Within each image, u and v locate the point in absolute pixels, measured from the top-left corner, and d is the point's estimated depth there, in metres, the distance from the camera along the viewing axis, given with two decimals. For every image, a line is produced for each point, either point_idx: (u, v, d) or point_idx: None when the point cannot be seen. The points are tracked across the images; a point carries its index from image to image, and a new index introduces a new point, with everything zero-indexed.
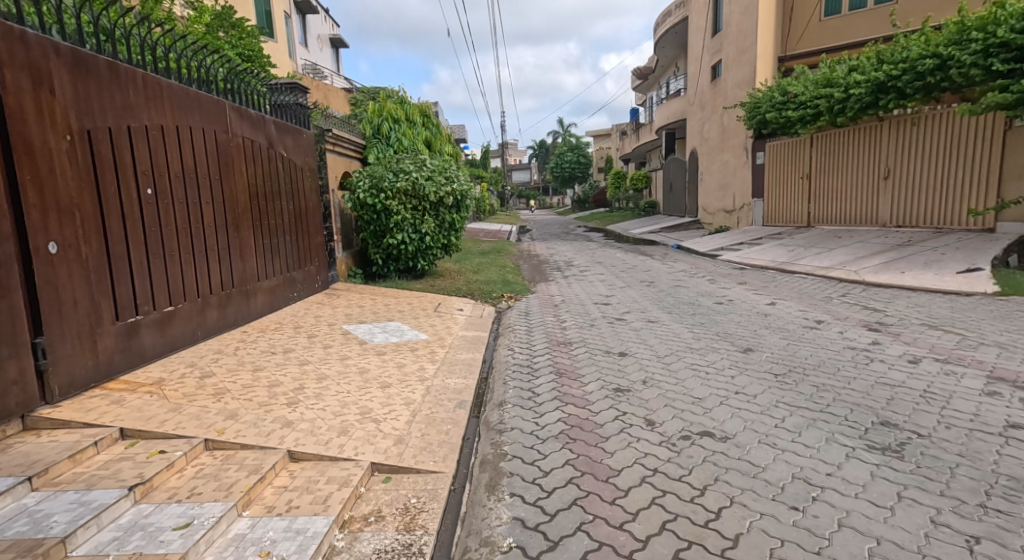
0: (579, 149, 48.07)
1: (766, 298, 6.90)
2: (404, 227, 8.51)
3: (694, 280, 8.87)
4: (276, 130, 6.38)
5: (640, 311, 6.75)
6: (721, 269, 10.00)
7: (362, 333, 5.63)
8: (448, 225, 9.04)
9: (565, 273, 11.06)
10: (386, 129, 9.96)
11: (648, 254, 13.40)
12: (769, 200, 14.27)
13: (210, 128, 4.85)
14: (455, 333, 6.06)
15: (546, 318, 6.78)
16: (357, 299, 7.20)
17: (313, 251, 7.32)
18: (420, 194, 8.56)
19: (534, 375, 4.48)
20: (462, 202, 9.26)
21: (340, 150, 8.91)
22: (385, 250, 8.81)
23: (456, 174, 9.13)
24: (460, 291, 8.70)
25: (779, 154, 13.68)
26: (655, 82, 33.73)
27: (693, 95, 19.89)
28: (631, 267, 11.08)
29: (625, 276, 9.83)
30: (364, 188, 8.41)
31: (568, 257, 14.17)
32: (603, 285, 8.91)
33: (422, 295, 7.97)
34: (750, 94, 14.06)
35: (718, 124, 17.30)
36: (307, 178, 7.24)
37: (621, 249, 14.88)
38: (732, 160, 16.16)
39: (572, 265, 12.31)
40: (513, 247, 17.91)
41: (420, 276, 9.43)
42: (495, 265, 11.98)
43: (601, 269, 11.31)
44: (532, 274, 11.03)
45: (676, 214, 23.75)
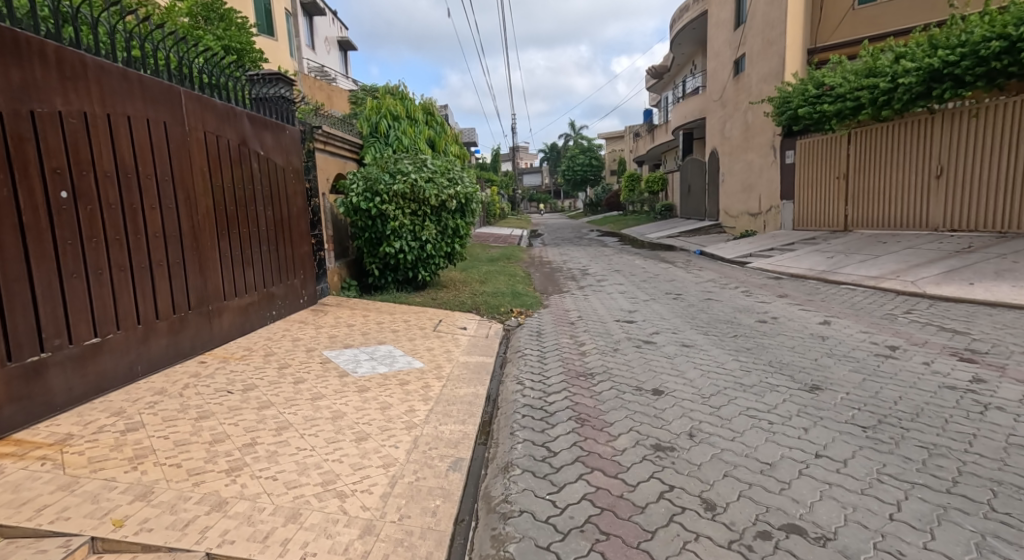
0: (590, 151, 47.03)
1: (818, 316, 5.96)
2: (402, 234, 7.71)
3: (726, 293, 7.93)
4: (251, 124, 5.54)
5: (669, 332, 5.84)
6: (755, 279, 9.03)
7: (345, 362, 4.77)
8: (450, 231, 8.22)
9: (580, 283, 10.16)
10: (384, 127, 9.15)
11: (669, 261, 12.43)
12: (802, 201, 13.24)
13: (159, 120, 4.04)
14: (455, 360, 5.18)
15: (560, 339, 5.91)
16: (346, 316, 6.36)
17: (297, 262, 6.48)
18: (421, 198, 7.74)
19: (549, 422, 3.59)
20: (467, 206, 8.43)
21: (333, 150, 8.10)
22: (381, 260, 8.00)
23: (459, 175, 8.29)
24: (465, 305, 7.84)
25: (813, 152, 12.68)
26: (670, 82, 32.72)
27: (714, 92, 18.92)
28: (653, 277, 10.14)
29: (647, 287, 8.91)
30: (358, 192, 7.59)
31: (582, 264, 13.25)
32: (624, 298, 8.00)
33: (420, 311, 7.11)
34: (779, 88, 13.15)
35: (741, 122, 16.33)
36: (292, 180, 6.43)
37: (639, 256, 13.93)
38: (759, 160, 15.17)
39: (588, 274, 11.39)
40: (523, 253, 17.04)
41: (420, 288, 8.61)
42: (503, 275, 11.09)
43: (620, 278, 10.37)
44: (544, 285, 10.13)
45: (694, 218, 22.71)
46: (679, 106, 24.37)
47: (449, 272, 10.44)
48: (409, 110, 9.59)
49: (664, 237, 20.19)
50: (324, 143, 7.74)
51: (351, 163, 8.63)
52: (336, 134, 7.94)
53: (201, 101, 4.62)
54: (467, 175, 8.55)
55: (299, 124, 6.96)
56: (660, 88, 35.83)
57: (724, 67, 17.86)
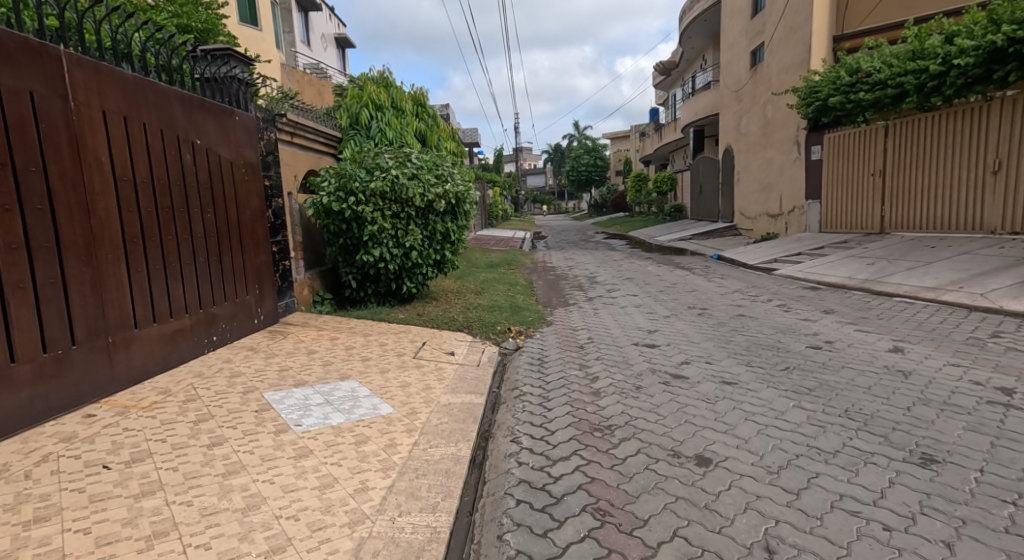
0: (596, 151, 45.91)
1: (881, 341, 4.89)
2: (383, 240, 6.66)
3: (757, 308, 6.86)
4: (185, 108, 4.45)
5: (700, 360, 4.79)
6: (787, 290, 7.96)
7: (289, 411, 3.73)
8: (439, 235, 7.18)
9: (588, 293, 9.09)
10: (366, 118, 8.11)
11: (684, 267, 11.37)
12: (832, 202, 12.10)
13: (19, 91, 3.01)
14: (434, 401, 4.15)
15: (568, 368, 4.86)
16: (309, 340, 5.32)
17: (252, 274, 5.39)
18: (404, 198, 6.67)
19: (556, 519, 2.51)
20: (458, 207, 7.38)
21: (307, 143, 7.07)
22: (360, 269, 6.95)
23: (449, 171, 7.24)
24: (456, 321, 6.77)
25: (846, 146, 11.53)
26: (679, 78, 31.62)
27: (729, 85, 17.84)
28: (669, 286, 9.06)
29: (664, 299, 7.86)
30: (330, 190, 6.52)
31: (590, 270, 12.19)
32: (640, 314, 6.94)
33: (399, 331, 6.05)
34: (806, 77, 12.17)
35: (761, 115, 15.25)
36: (245, 177, 5.37)
37: (651, 261, 12.87)
38: (782, 156, 14.07)
39: (596, 282, 10.31)
40: (526, 257, 15.99)
41: (405, 301, 7.57)
42: (502, 283, 10.00)
43: (632, 287, 9.32)
44: (548, 295, 9.06)
45: (707, 219, 21.58)
46: (690, 102, 23.26)
47: (443, 281, 9.37)
48: (395, 99, 8.55)
49: (676, 240, 19.05)
50: (296, 133, 6.71)
51: (329, 159, 7.59)
52: (310, 124, 6.90)
53: (102, 73, 3.58)
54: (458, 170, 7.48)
55: (258, 110, 5.87)
56: (668, 84, 34.69)
57: (741, 57, 16.79)
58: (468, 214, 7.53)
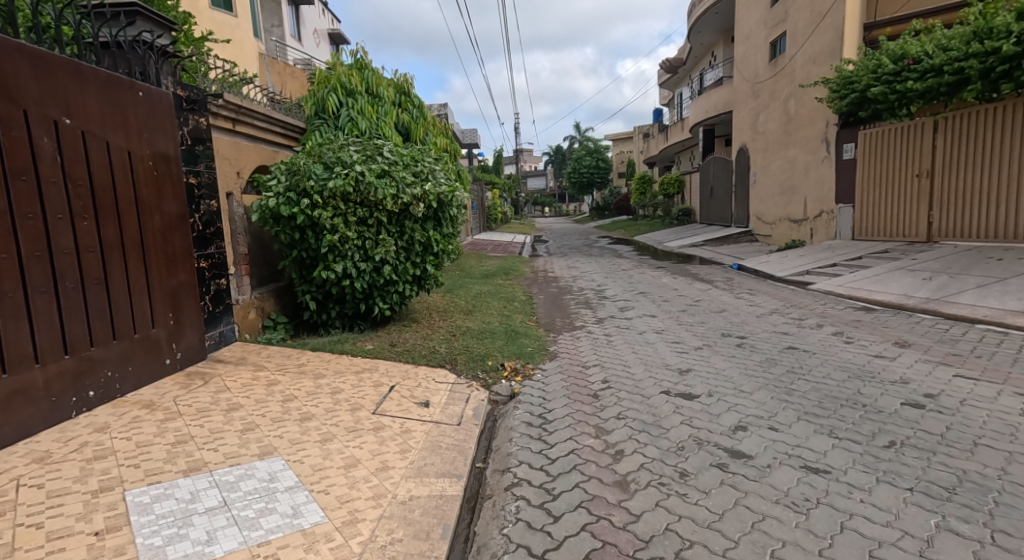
0: (599, 152, 44.62)
1: (1004, 399, 3.62)
2: (346, 252, 5.43)
3: (808, 338, 5.58)
4: (42, 72, 3.18)
5: (759, 425, 3.51)
6: (836, 312, 6.68)
7: (150, 528, 2.44)
8: (419, 245, 5.92)
9: (598, 311, 7.80)
10: (334, 105, 6.81)
11: (703, 280, 10.11)
12: (867, 206, 10.94)
13: None
14: (390, 495, 2.90)
15: (580, 432, 3.58)
16: (239, 389, 4.06)
17: (167, 299, 4.13)
18: (372, 201, 5.40)
19: None
20: (441, 210, 6.12)
21: (259, 133, 5.81)
22: (319, 286, 5.70)
23: (431, 166, 5.97)
24: (438, 354, 5.48)
25: (890, 144, 10.32)
26: (686, 76, 30.43)
27: (746, 80, 16.64)
28: (692, 304, 7.79)
29: (689, 323, 6.59)
30: (278, 190, 5.23)
31: (597, 281, 10.92)
32: (664, 345, 5.67)
33: (363, 372, 4.78)
34: (839, 67, 10.97)
35: (785, 111, 13.99)
36: (155, 172, 4.06)
37: (664, 271, 11.61)
38: (808, 156, 12.83)
39: (606, 297, 9.02)
40: (526, 265, 14.73)
41: (378, 324, 6.31)
42: (498, 299, 8.70)
43: (647, 304, 8.07)
44: (550, 314, 7.77)
45: (719, 224, 20.32)
46: (700, 100, 22.01)
47: (428, 298, 8.10)
48: (370, 82, 7.27)
49: (686, 247, 17.76)
50: (243, 120, 5.44)
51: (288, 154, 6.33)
52: (262, 111, 5.65)
53: None
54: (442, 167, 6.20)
55: (177, 85, 4.46)
56: (674, 83, 33.43)
57: (759, 49, 15.62)
58: (452, 219, 6.28)
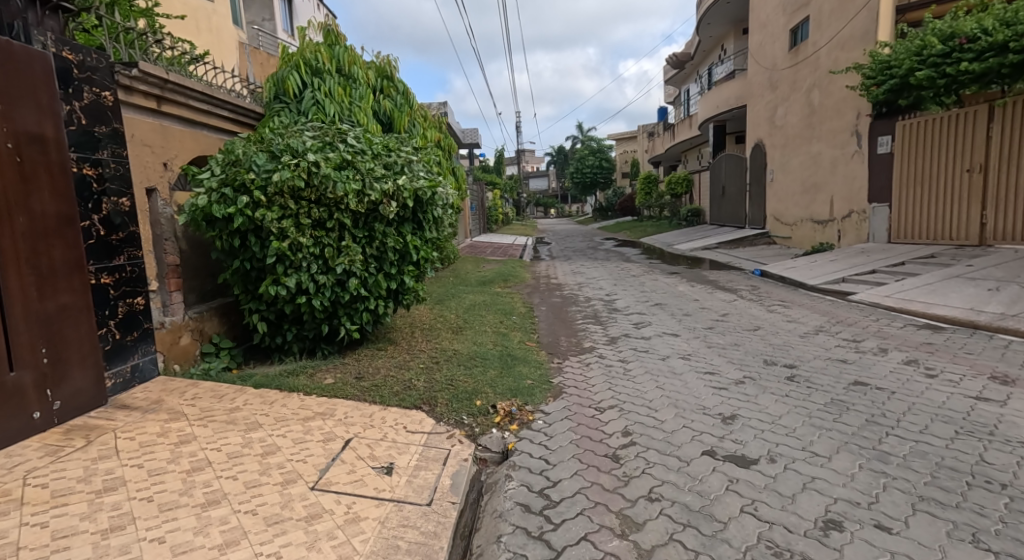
0: (602, 152, 43.50)
1: None
2: (300, 263, 4.39)
3: (875, 368, 4.49)
4: None
5: (857, 521, 2.44)
6: (895, 331, 5.60)
7: None
8: (393, 253, 4.87)
9: (609, 328, 6.72)
10: (295, 85, 5.71)
11: (724, 289, 9.04)
12: (907, 205, 9.94)
13: None
14: None
15: (598, 528, 2.54)
16: (136, 453, 3.03)
17: (39, 329, 3.11)
18: (330, 198, 4.33)
19: None
20: (420, 209, 5.06)
21: (200, 116, 4.73)
22: (269, 304, 4.65)
23: (409, 156, 4.91)
24: (414, 388, 4.43)
25: (933, 138, 9.46)
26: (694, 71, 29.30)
27: (765, 70, 15.56)
28: (718, 320, 6.70)
29: (721, 346, 5.52)
30: (210, 185, 4.14)
31: (606, 289, 9.84)
32: (695, 377, 4.60)
33: (314, 420, 3.74)
34: (875, 50, 9.91)
35: (810, 102, 13.02)
36: (17, 159, 3.03)
37: (678, 278, 10.54)
38: (836, 151, 11.85)
39: (616, 309, 7.94)
40: (527, 270, 13.64)
41: (347, 348, 5.27)
42: (493, 313, 7.61)
43: (666, 320, 7.00)
44: (554, 332, 6.68)
45: (731, 225, 19.26)
46: (711, 94, 20.91)
47: (412, 314, 7.04)
48: (341, 61, 6.20)
49: (698, 250, 16.68)
50: (175, 98, 4.36)
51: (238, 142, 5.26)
52: (203, 88, 4.59)
53: None
54: (422, 156, 5.12)
55: (62, 46, 3.40)
56: (680, 79, 32.32)
57: (778, 37, 14.68)
58: (431, 220, 5.22)
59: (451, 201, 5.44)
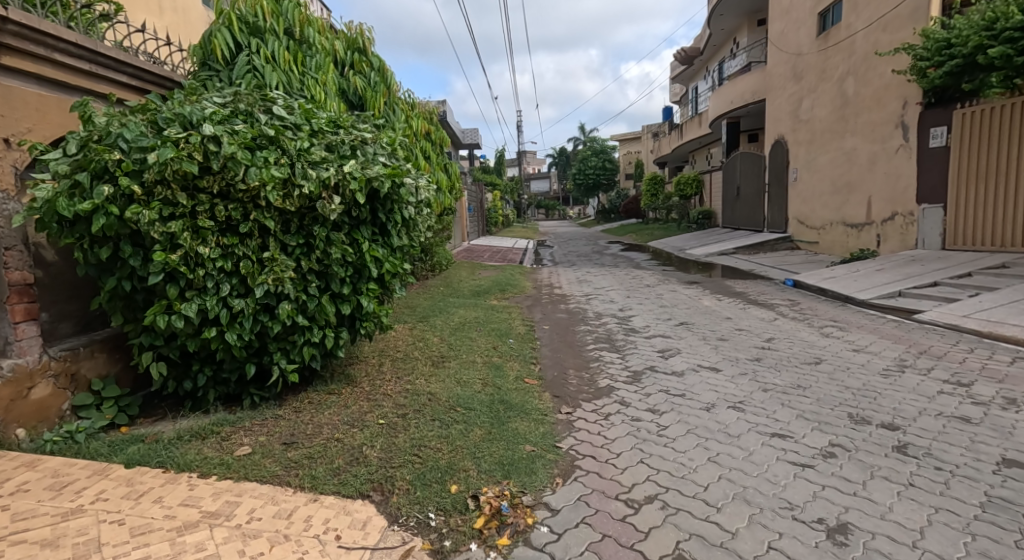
0: (605, 152, 42.27)
1: None
2: (203, 283, 3.10)
3: (1018, 435, 3.21)
4: None
5: None
6: (1010, 371, 4.31)
7: None
8: (343, 265, 3.57)
9: (629, 358, 5.44)
10: (225, 46, 4.38)
11: (757, 304, 7.76)
12: (971, 205, 8.76)
13: None
14: None
15: None
16: None
17: None
18: (242, 191, 3.03)
19: None
20: (381, 204, 3.79)
21: (69, 77, 3.46)
22: (168, 340, 3.33)
23: (367, 135, 3.62)
24: (365, 459, 3.14)
25: (1000, 126, 8.28)
26: (703, 67, 28.06)
27: (789, 59, 14.32)
28: (764, 349, 5.42)
29: (781, 389, 4.23)
30: (57, 170, 2.81)
31: (618, 303, 8.56)
32: (765, 447, 3.30)
33: (198, 529, 2.44)
34: (928, 28, 8.69)
35: (842, 92, 11.79)
36: None
37: (700, 290, 9.25)
38: (878, 146, 10.61)
39: (634, 329, 6.66)
40: (526, 278, 12.36)
41: (286, 394, 3.96)
42: (486, 335, 6.33)
43: (697, 346, 5.72)
44: (561, 363, 5.39)
45: (747, 228, 17.96)
46: (724, 89, 19.61)
47: (383, 342, 5.73)
48: (290, 20, 4.89)
49: (713, 256, 15.37)
50: (27, 47, 3.10)
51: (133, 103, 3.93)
52: (74, 36, 3.31)
53: None
54: (383, 135, 3.84)
55: None
56: (688, 77, 31.07)
57: (804, 23, 13.44)
58: (394, 221, 3.94)
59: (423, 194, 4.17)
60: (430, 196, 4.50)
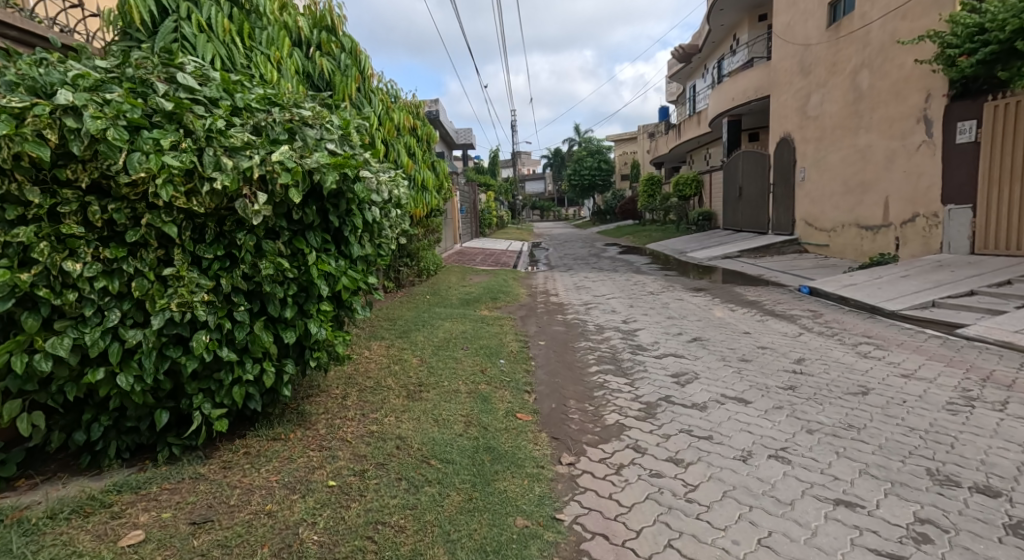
0: (600, 153, 41.60)
1: None
2: (77, 311, 2.31)
3: None
4: None
5: None
6: None
7: None
8: (279, 280, 2.78)
9: (639, 386, 4.67)
10: (145, 10, 3.56)
11: (775, 316, 7.01)
12: (1002, 206, 8.07)
13: None
14: None
15: None
16: None
17: None
18: (128, 185, 2.25)
19: None
20: (333, 204, 3.00)
21: None
22: (45, 385, 2.50)
23: (315, 116, 2.82)
24: (302, 545, 2.37)
25: None
26: (701, 65, 27.39)
27: (796, 52, 13.61)
28: (796, 373, 4.67)
29: (829, 430, 3.47)
30: None
31: (621, 314, 7.80)
32: (828, 523, 2.53)
33: None
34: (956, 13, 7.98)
35: (855, 86, 11.10)
36: None
37: (708, 299, 8.51)
38: (896, 143, 9.90)
39: (641, 347, 5.90)
40: (520, 284, 11.59)
41: (218, 444, 3.18)
42: (473, 354, 5.55)
43: (716, 369, 4.97)
44: (560, 391, 4.61)
45: (750, 230, 17.27)
46: (724, 86, 18.92)
47: (348, 367, 4.92)
48: None
49: (717, 259, 14.67)
50: None
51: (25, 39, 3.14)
52: None
53: None
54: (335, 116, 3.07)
55: None
56: (686, 75, 30.37)
57: (813, 13, 12.74)
58: (350, 224, 3.17)
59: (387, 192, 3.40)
60: (399, 195, 3.73)
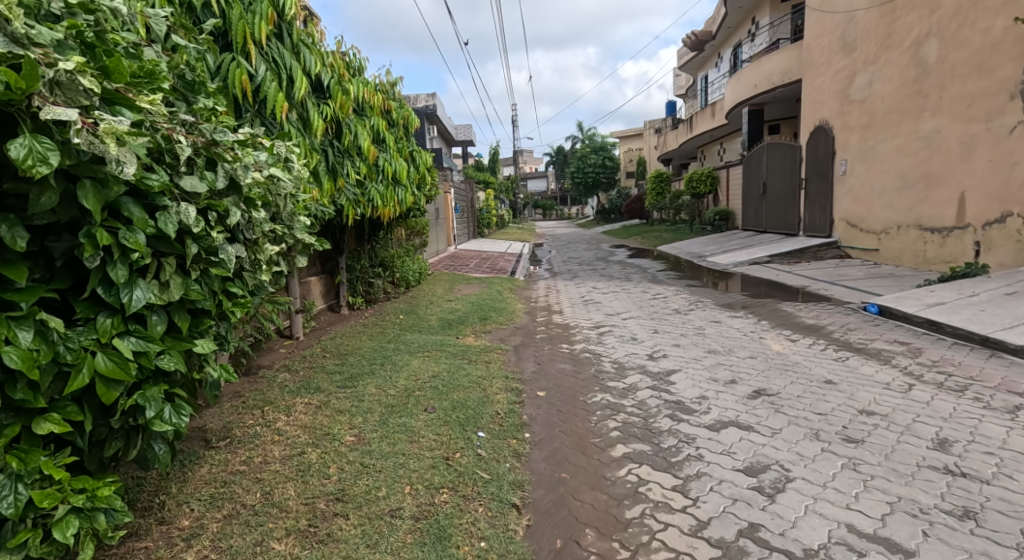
0: (605, 149, 39.71)
1: None
2: None
3: None
4: None
5: None
6: None
7: None
8: None
9: (700, 498, 2.91)
10: None
11: (858, 353, 5.19)
12: None
13: None
14: None
15: None
16: None
17: None
18: None
19: None
20: (11, 190, 1.67)
21: None
22: None
23: None
24: None
25: None
26: (715, 53, 25.45)
27: (837, 26, 11.80)
28: (955, 476, 2.89)
29: None
30: None
31: (646, 345, 5.97)
32: None
33: None
34: None
35: (916, 60, 9.26)
36: None
37: (754, 324, 6.68)
38: (976, 126, 8.12)
39: (683, 409, 4.10)
40: (517, 296, 9.77)
41: None
42: (438, 425, 3.79)
43: (813, 458, 3.19)
44: (569, 508, 2.88)
45: (777, 231, 15.44)
46: (743, 73, 17.07)
47: (228, 462, 3.12)
48: None
49: (743, 264, 12.85)
50: None
51: None
52: None
53: None
54: None
55: None
56: (697, 65, 28.36)
57: None
58: (81, 236, 1.74)
59: (173, 161, 2.08)
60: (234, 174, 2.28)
